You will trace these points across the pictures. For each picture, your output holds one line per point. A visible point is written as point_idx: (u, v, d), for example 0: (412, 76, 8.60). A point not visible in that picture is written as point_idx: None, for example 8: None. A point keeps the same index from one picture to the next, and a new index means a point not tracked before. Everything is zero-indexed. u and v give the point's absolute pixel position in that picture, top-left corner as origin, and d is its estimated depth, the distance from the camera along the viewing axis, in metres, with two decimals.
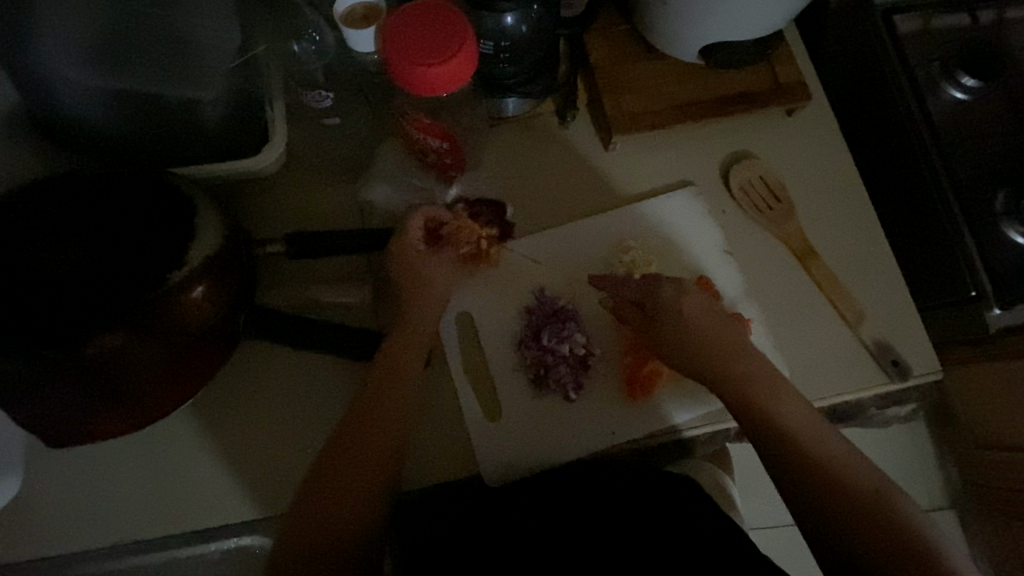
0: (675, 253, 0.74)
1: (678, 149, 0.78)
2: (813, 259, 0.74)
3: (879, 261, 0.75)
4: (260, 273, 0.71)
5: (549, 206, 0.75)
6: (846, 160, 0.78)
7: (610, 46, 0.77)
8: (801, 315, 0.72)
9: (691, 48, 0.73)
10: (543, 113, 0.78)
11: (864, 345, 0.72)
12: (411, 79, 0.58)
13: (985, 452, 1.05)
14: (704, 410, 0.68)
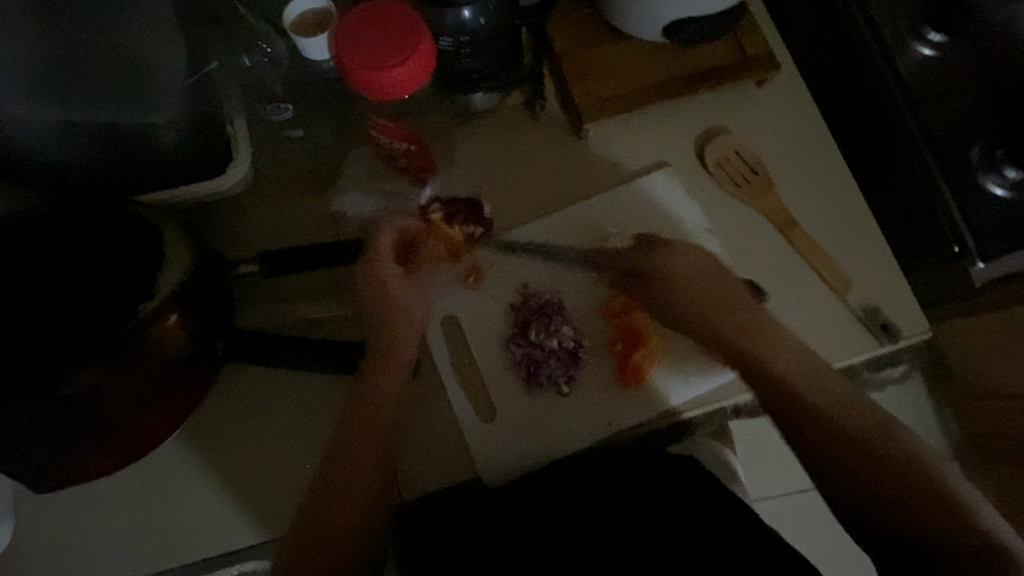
0: (657, 235, 0.73)
1: (651, 130, 0.77)
2: (795, 230, 0.73)
3: (863, 226, 0.74)
4: (237, 295, 0.69)
5: (527, 200, 0.74)
6: (819, 127, 0.78)
7: (574, 31, 0.76)
8: (789, 287, 0.72)
9: (653, 28, 0.72)
10: (512, 106, 0.77)
11: (853, 312, 0.71)
12: (367, 84, 0.57)
13: (981, 403, 1.06)
14: (699, 391, 0.68)
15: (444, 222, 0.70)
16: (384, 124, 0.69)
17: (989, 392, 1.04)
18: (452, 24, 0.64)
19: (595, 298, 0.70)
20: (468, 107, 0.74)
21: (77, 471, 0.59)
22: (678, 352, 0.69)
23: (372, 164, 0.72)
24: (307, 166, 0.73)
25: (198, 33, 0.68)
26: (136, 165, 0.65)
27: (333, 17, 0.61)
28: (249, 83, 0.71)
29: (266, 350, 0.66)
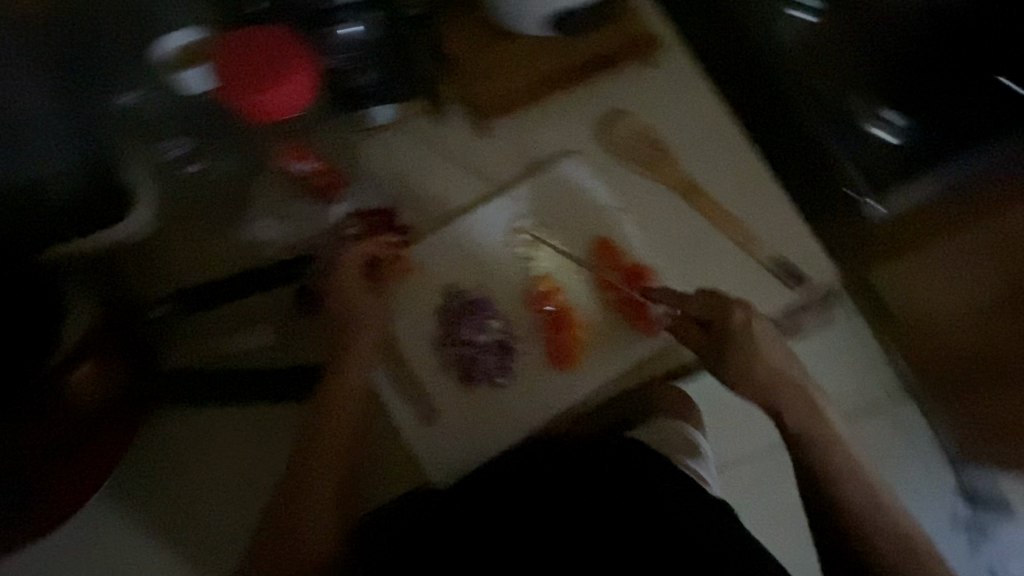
0: (570, 221, 0.76)
1: (553, 120, 0.79)
2: (700, 198, 0.76)
3: (764, 185, 0.78)
4: (157, 338, 0.68)
5: (441, 203, 0.75)
6: (714, 97, 0.80)
7: (465, 33, 0.77)
8: (701, 252, 0.75)
9: (537, 21, 0.73)
10: (417, 113, 0.77)
11: (763, 266, 0.75)
12: (255, 109, 0.57)
13: None
14: (626, 362, 0.71)
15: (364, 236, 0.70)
16: (287, 148, 0.71)
17: None
18: (334, 43, 0.64)
19: (520, 290, 0.72)
20: (371, 120, 0.75)
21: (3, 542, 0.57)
22: (603, 327, 0.72)
23: (280, 188, 0.72)
24: (213, 199, 0.72)
25: (67, 71, 0.60)
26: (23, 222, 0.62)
27: (206, 46, 0.61)
28: (132, 123, 0.65)
29: (201, 389, 0.67)
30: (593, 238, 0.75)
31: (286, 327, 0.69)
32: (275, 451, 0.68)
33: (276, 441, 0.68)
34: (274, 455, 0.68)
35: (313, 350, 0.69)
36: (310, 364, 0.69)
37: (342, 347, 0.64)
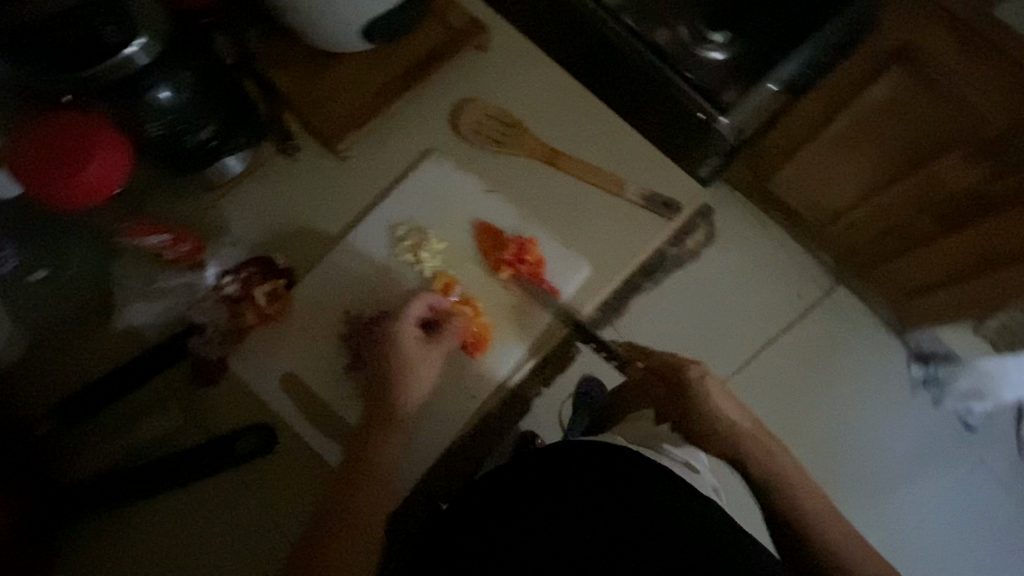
0: (447, 216, 0.76)
1: (405, 127, 0.80)
2: (561, 157, 0.79)
3: (616, 130, 0.81)
4: (54, 453, 0.66)
5: (314, 235, 0.75)
6: (546, 62, 0.83)
7: (292, 69, 0.77)
8: (577, 208, 0.78)
9: (350, 34, 0.72)
10: (267, 157, 0.77)
11: (635, 204, 0.78)
12: (76, 194, 0.58)
13: (817, 226, 1.13)
14: (533, 334, 0.73)
15: (242, 291, 0.70)
16: (134, 225, 0.69)
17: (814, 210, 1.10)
18: (147, 114, 0.62)
19: (415, 295, 0.73)
20: (217, 174, 0.74)
21: None
22: (506, 306, 0.73)
23: (141, 267, 0.71)
24: (73, 299, 0.68)
25: None
26: None
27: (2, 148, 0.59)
28: None
29: (112, 490, 0.65)
30: (473, 224, 0.76)
31: (183, 406, 0.69)
32: (258, 537, 0.67)
33: (246, 526, 0.67)
34: (256, 544, 0.67)
35: (223, 416, 0.69)
36: (224, 430, 0.68)
37: (382, 432, 0.65)
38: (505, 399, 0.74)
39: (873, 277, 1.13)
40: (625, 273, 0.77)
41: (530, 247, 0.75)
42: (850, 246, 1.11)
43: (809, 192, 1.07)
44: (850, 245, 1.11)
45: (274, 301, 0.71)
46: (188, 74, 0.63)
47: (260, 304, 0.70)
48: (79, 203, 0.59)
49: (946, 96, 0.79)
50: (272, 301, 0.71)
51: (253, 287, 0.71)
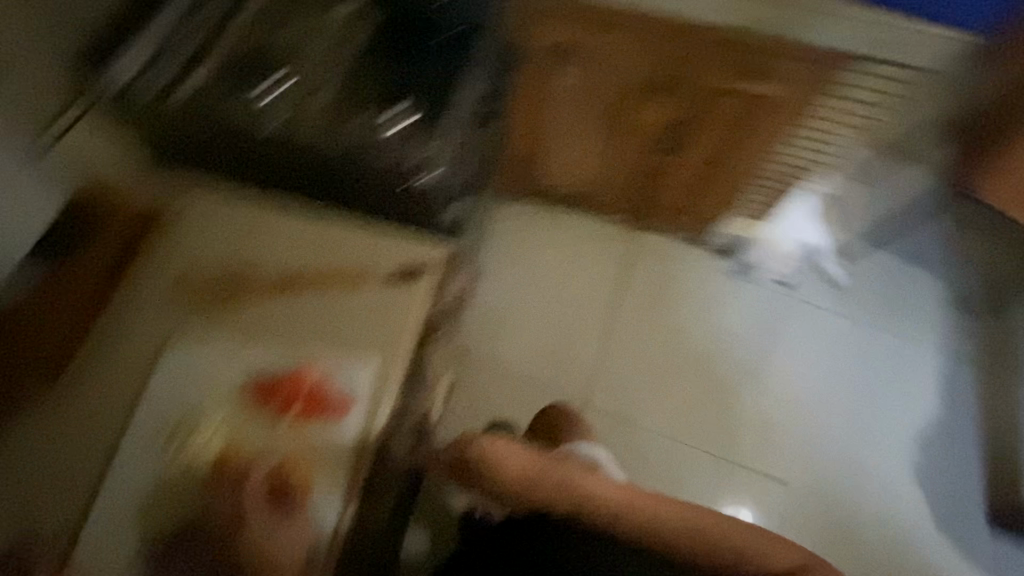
0: (232, 394, 1.04)
1: (177, 340, 1.08)
2: (294, 290, 1.11)
3: (348, 262, 1.13)
4: None
5: (140, 489, 0.99)
6: (249, 228, 1.16)
7: (80, 360, 1.07)
8: (326, 320, 1.09)
9: (104, 327, 1.09)
10: (80, 462, 1.01)
11: (367, 294, 1.10)
12: None
13: (562, 191, 2.07)
14: (335, 481, 0.99)
15: None
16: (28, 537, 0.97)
17: (558, 172, 1.95)
18: None
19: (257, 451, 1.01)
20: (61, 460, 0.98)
21: None
22: (307, 451, 1.00)
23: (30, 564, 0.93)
24: None
25: None
26: None
27: None
28: None
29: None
30: (255, 386, 1.05)
31: None
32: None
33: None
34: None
35: None
36: None
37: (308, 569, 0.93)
38: (338, 541, 0.96)
39: (637, 157, 1.80)
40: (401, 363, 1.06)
41: (303, 371, 1.05)
42: (626, 119, 1.65)
43: (564, 154, 1.85)
44: (613, 152, 1.81)
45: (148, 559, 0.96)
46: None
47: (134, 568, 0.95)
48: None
49: (615, 63, 1.48)
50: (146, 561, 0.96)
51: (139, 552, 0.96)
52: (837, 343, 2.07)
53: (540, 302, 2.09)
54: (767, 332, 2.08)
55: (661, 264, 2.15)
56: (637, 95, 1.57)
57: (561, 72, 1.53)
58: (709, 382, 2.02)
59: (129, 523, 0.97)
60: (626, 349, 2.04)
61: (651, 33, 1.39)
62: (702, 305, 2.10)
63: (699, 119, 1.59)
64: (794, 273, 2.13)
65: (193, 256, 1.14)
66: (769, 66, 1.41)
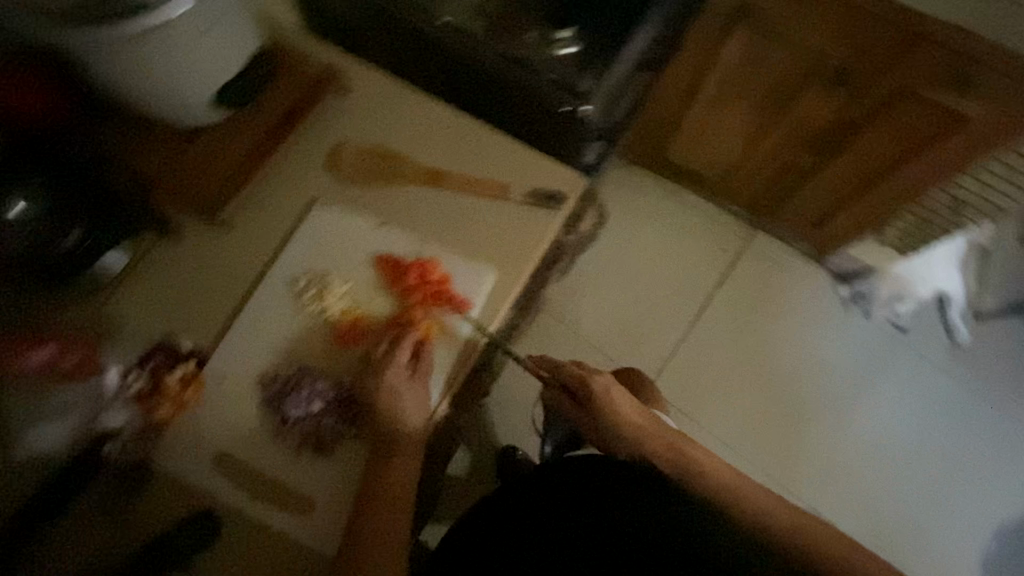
0: (339, 254, 0.77)
1: (287, 183, 0.80)
2: (439, 175, 0.82)
3: (492, 144, 0.84)
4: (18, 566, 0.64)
5: (206, 308, 0.74)
6: (448, 116, 0.85)
7: (163, 152, 0.77)
8: (472, 234, 0.80)
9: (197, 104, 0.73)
10: (150, 248, 0.76)
11: (537, 244, 0.79)
12: None
13: (658, 167, 1.50)
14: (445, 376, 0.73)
15: (153, 384, 0.69)
16: (8, 349, 0.66)
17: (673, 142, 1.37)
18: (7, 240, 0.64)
19: (322, 333, 0.74)
20: (99, 277, 0.73)
21: None
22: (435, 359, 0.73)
23: (31, 389, 0.68)
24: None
25: None
26: None
27: None
28: None
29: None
30: (371, 268, 0.77)
31: (110, 512, 0.66)
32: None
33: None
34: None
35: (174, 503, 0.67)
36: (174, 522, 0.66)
37: (399, 463, 0.67)
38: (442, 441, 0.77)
39: (769, 171, 1.31)
40: (527, 275, 0.79)
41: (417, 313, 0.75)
42: (767, 126, 1.20)
43: (696, 118, 1.27)
44: (750, 153, 1.29)
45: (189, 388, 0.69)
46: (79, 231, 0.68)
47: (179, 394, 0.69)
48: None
49: (799, 45, 1.01)
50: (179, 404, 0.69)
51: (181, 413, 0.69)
52: (966, 433, 1.42)
53: (647, 272, 1.48)
54: (860, 391, 1.44)
55: (776, 271, 1.50)
56: (805, 87, 1.07)
57: (729, 42, 1.07)
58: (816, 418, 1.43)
59: (202, 336, 0.73)
60: (729, 355, 1.45)
61: (768, 39, 1.03)
62: (813, 326, 1.48)
63: (827, 156, 1.19)
64: (912, 316, 1.48)
65: (324, 114, 0.83)
66: (959, 79, 0.91)
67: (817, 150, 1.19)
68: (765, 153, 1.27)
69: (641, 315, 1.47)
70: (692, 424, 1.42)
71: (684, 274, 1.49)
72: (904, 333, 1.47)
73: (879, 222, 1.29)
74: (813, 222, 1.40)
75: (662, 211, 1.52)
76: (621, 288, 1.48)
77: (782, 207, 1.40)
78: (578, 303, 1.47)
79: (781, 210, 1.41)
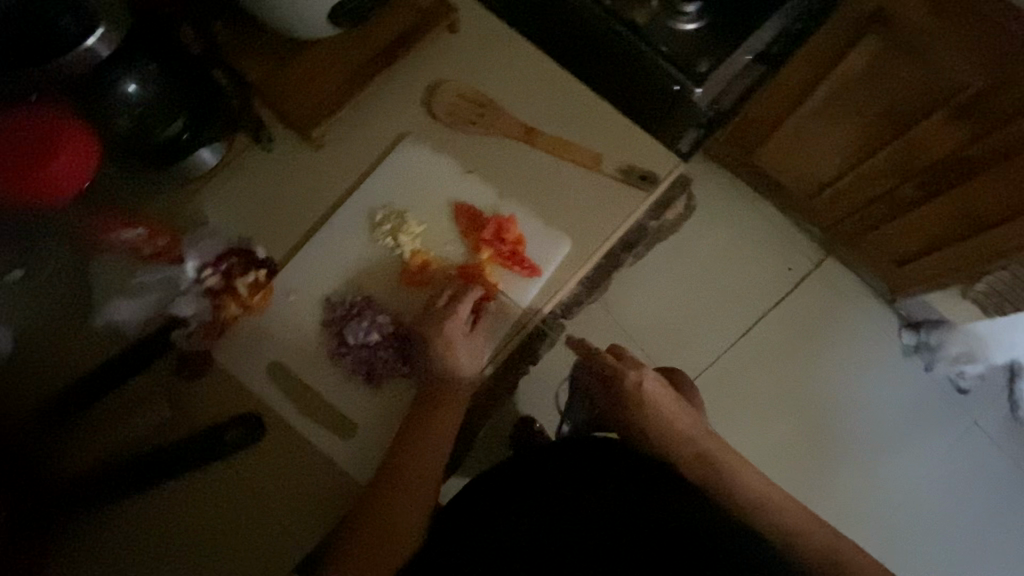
0: (422, 192, 0.77)
1: (382, 113, 0.80)
2: (535, 132, 0.79)
3: (594, 111, 0.80)
4: (80, 425, 0.67)
5: (287, 220, 0.76)
6: (554, 72, 0.81)
7: (267, 59, 0.76)
8: (557, 197, 0.77)
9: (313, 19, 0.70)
10: (243, 150, 0.77)
11: (622, 220, 0.77)
12: (37, 185, 0.60)
13: (741, 171, 1.42)
14: (505, 331, 0.72)
15: (226, 282, 0.71)
16: (105, 221, 0.71)
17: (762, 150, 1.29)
18: (117, 116, 0.64)
19: (391, 269, 0.74)
20: (193, 170, 0.74)
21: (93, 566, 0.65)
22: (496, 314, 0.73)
23: (121, 263, 0.71)
24: (75, 286, 0.70)
25: None
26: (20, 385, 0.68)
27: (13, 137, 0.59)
28: (61, 286, 0.70)
29: (130, 479, 0.64)
30: (450, 211, 0.76)
31: (170, 396, 0.69)
32: (267, 529, 0.66)
33: (261, 521, 0.66)
34: (268, 542, 0.66)
35: (228, 399, 0.69)
36: (226, 417, 0.68)
37: (443, 412, 0.68)
38: (486, 394, 0.78)
39: (863, 199, 1.22)
40: (604, 249, 0.76)
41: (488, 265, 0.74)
42: (873, 151, 1.11)
43: (796, 127, 1.18)
44: (845, 176, 1.20)
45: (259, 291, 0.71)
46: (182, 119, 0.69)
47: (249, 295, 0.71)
48: (56, 203, 0.63)
49: (943, 66, 0.91)
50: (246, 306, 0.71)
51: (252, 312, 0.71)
52: (1001, 513, 1.34)
53: (712, 274, 1.41)
54: (902, 446, 1.36)
55: (840, 303, 1.41)
56: (935, 115, 0.97)
57: (859, 48, 0.98)
58: (860, 459, 1.35)
59: (280, 245, 0.75)
60: (772, 381, 1.38)
61: (903, 54, 0.95)
62: (867, 368, 1.39)
63: (933, 194, 1.10)
64: (977, 379, 1.38)
65: (429, 50, 0.81)
66: None
67: (930, 185, 1.08)
68: (864, 180, 1.18)
69: (689, 321, 1.39)
70: (739, 438, 1.34)
71: (750, 284, 1.41)
72: (964, 395, 1.38)
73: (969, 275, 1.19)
74: (898, 260, 1.30)
75: (739, 216, 1.44)
76: (682, 284, 1.41)
77: (865, 238, 1.31)
78: (633, 292, 1.39)
79: (864, 241, 1.32)
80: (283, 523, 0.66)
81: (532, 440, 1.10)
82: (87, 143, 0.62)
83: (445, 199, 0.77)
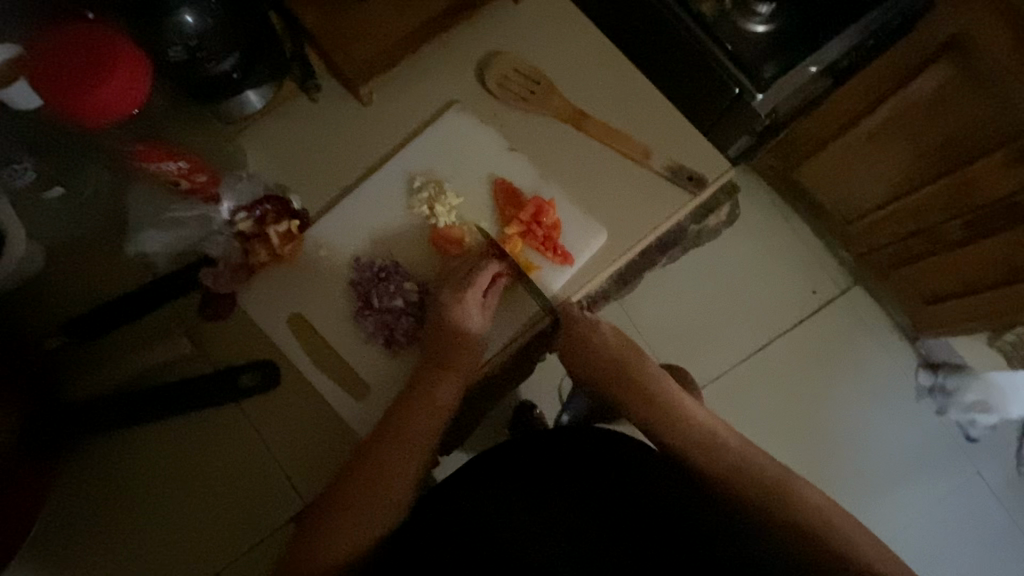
0: (464, 164, 0.75)
1: (432, 78, 0.78)
2: (585, 118, 0.76)
3: (650, 103, 0.78)
4: (96, 350, 0.68)
5: (324, 173, 0.75)
6: (614, 55, 0.79)
7: (323, 7, 0.74)
8: (601, 185, 0.75)
9: None
10: (290, 96, 0.77)
11: (661, 219, 0.75)
12: (81, 104, 0.58)
13: (778, 186, 1.39)
14: (525, 316, 0.71)
15: (257, 227, 0.69)
16: (146, 149, 0.65)
17: (802, 169, 1.26)
18: (169, 50, 0.62)
19: (423, 237, 0.73)
20: (235, 109, 0.74)
21: (95, 486, 0.65)
22: (520, 297, 0.72)
23: (157, 193, 0.71)
24: (109, 212, 0.71)
25: (42, 151, 0.67)
26: (45, 297, 0.69)
27: (60, 50, 0.58)
28: (96, 211, 0.71)
29: (139, 408, 0.65)
30: (489, 186, 0.75)
31: (191, 331, 0.70)
32: (267, 475, 0.66)
33: (262, 466, 0.67)
34: (266, 488, 0.66)
35: (244, 342, 0.69)
36: (241, 360, 0.69)
37: (454, 386, 0.67)
38: (499, 375, 0.77)
39: (902, 231, 1.18)
40: (640, 245, 0.74)
41: (520, 245, 0.72)
42: (921, 185, 1.07)
43: (842, 149, 1.15)
44: (886, 206, 1.17)
45: (286, 238, 0.71)
46: (233, 60, 0.67)
47: (276, 244, 0.70)
48: (101, 124, 0.61)
49: (1011, 102, 0.88)
50: (273, 254, 0.70)
51: (280, 260, 0.71)
52: (990, 565, 1.32)
53: (736, 285, 1.38)
54: (902, 484, 1.34)
55: (864, 333, 1.38)
56: (996, 154, 0.94)
57: (924, 74, 0.95)
58: (861, 486, 1.33)
59: (314, 198, 0.74)
60: (781, 401, 1.35)
61: (973, 86, 0.91)
62: (880, 402, 1.37)
63: (976, 236, 1.06)
64: (989, 431, 1.36)
65: (490, 20, 0.79)
66: None
67: (981, 228, 1.04)
68: (905, 212, 1.14)
69: (705, 328, 1.36)
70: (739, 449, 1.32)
71: (773, 301, 1.38)
72: (973, 444, 1.36)
73: (1003, 323, 1.15)
74: (926, 298, 1.26)
75: (772, 229, 1.40)
76: (703, 291, 1.38)
77: (896, 271, 1.27)
78: (653, 293, 1.37)
79: (893, 274, 1.29)
80: (282, 471, 0.67)
81: (530, 426, 1.09)
82: (137, 72, 0.60)
83: (490, 177, 0.75)
